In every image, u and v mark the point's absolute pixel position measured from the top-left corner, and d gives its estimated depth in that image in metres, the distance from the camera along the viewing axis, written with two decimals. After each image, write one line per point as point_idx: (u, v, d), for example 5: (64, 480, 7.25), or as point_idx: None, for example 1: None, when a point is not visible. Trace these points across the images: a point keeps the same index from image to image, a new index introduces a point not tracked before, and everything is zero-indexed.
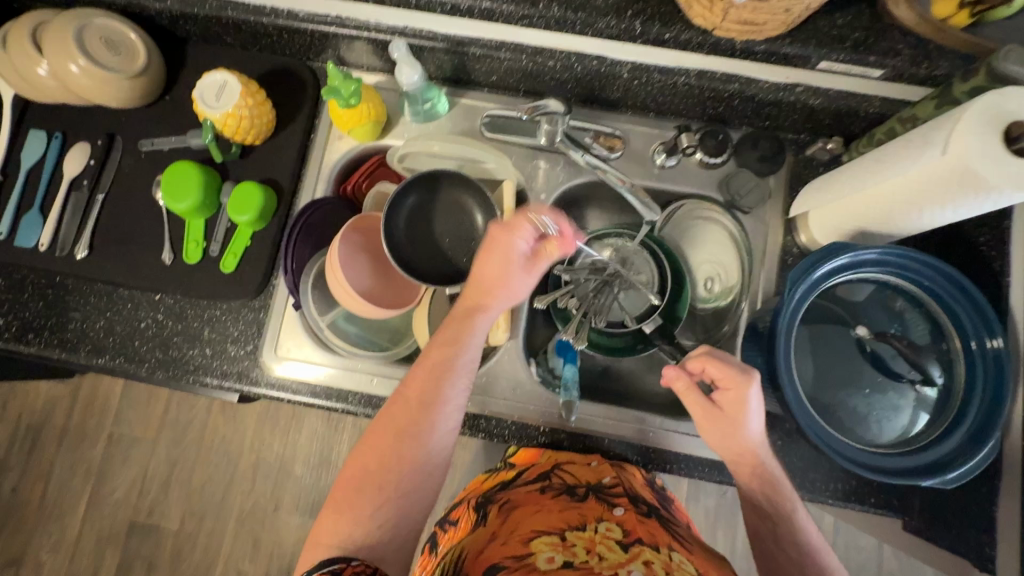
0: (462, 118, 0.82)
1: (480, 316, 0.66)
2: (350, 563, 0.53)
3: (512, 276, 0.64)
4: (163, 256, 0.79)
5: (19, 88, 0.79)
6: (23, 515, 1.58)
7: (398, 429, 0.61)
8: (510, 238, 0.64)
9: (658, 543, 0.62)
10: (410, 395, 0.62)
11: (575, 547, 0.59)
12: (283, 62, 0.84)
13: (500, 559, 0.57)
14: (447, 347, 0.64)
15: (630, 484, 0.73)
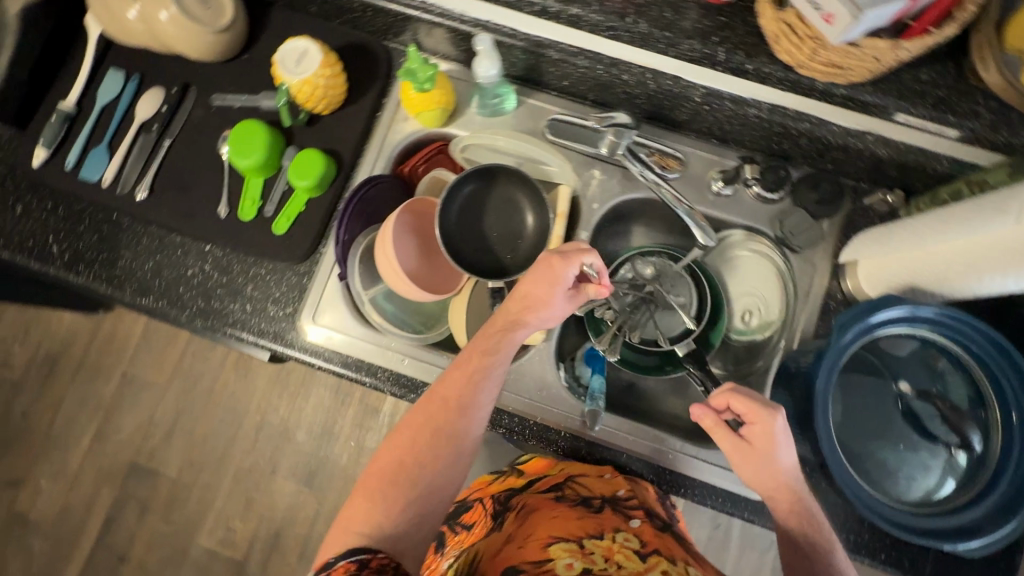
0: (527, 118, 0.83)
1: (519, 329, 0.67)
2: (374, 555, 0.53)
3: (553, 297, 0.66)
4: (219, 209, 0.81)
5: (108, 28, 0.82)
6: (30, 439, 1.61)
7: (431, 431, 0.62)
8: (562, 268, 0.65)
9: (677, 556, 0.64)
10: (443, 398, 0.63)
11: (594, 554, 0.61)
12: (361, 38, 0.86)
13: (518, 563, 0.61)
14: (486, 355, 0.65)
15: (646, 498, 0.74)
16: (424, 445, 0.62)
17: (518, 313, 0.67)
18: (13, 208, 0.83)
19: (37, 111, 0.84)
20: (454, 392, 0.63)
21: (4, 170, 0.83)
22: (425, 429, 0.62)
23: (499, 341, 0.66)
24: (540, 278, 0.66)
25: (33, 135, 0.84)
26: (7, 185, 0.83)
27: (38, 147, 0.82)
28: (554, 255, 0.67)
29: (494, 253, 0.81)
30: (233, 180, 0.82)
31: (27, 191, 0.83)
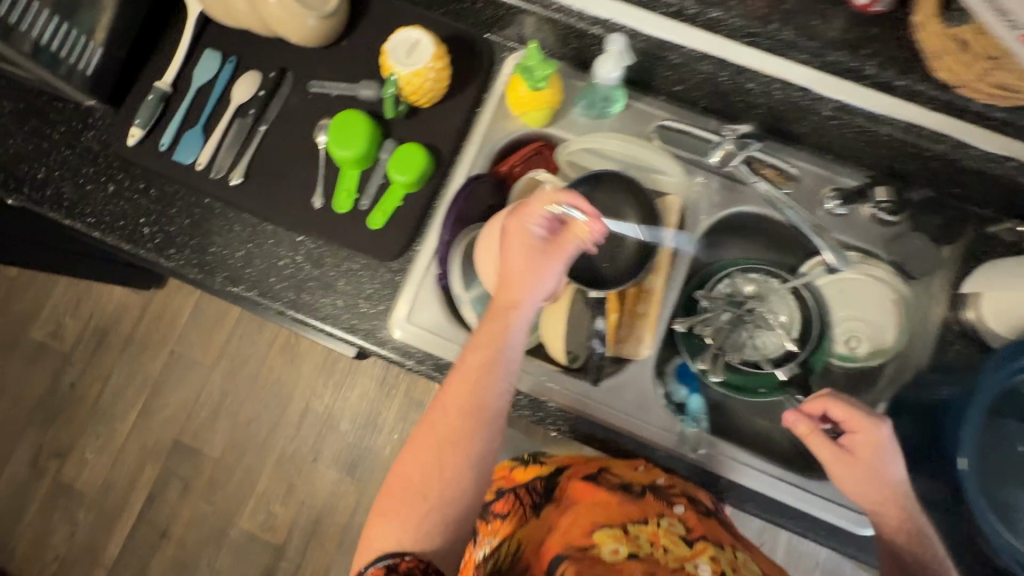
0: (633, 122, 0.80)
1: (515, 314, 0.63)
2: (403, 558, 0.56)
3: (528, 265, 0.63)
4: (313, 201, 0.79)
5: (210, 7, 0.80)
6: (77, 410, 1.62)
7: (444, 438, 0.61)
8: (523, 223, 0.63)
9: (719, 540, 0.66)
10: (453, 402, 0.62)
11: (640, 540, 0.63)
12: (464, 29, 0.83)
13: (564, 551, 0.61)
14: (490, 347, 0.62)
15: (691, 490, 0.74)
16: (431, 455, 0.61)
17: (504, 302, 0.63)
18: (105, 187, 0.81)
19: (131, 88, 0.83)
20: (457, 399, 0.62)
21: (97, 147, 0.82)
22: (431, 440, 0.61)
23: (492, 339, 0.63)
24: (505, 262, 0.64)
25: (128, 114, 0.82)
26: (100, 163, 0.82)
27: (134, 126, 0.81)
28: (562, 242, 0.63)
29: (593, 263, 0.78)
30: (328, 171, 0.80)
31: (120, 170, 0.82)
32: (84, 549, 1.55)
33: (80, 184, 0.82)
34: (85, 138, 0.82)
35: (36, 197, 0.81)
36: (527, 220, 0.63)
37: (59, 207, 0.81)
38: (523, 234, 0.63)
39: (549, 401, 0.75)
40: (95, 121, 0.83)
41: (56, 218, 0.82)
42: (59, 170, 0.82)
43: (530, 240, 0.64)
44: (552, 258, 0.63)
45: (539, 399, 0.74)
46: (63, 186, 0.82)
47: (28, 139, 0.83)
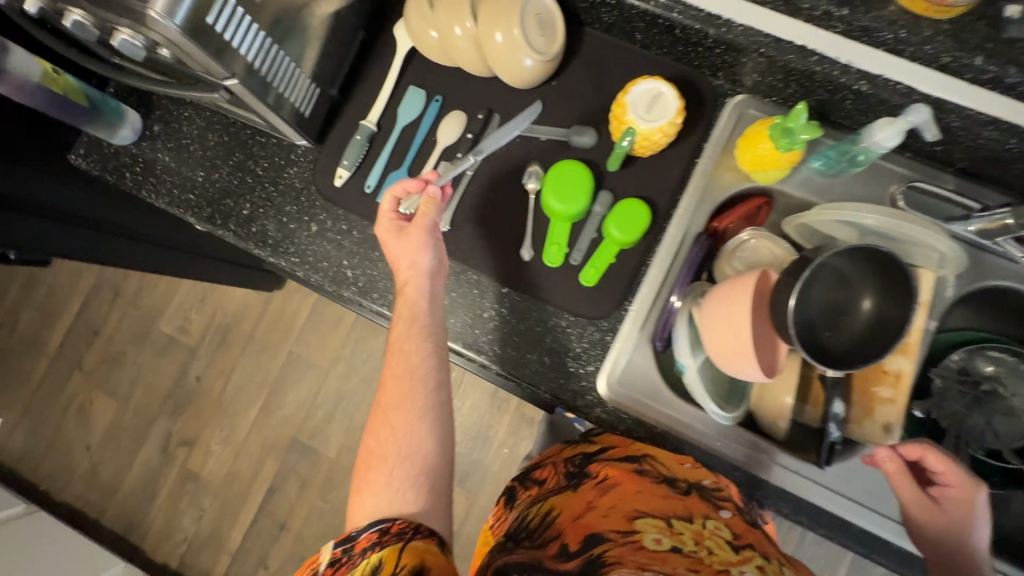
0: (872, 180, 0.73)
1: (410, 288, 0.72)
2: (395, 521, 0.61)
3: (388, 246, 0.72)
4: (523, 252, 0.77)
5: (422, 44, 0.77)
6: (203, 402, 1.69)
7: (384, 403, 0.70)
8: (387, 207, 0.73)
9: (768, 553, 0.63)
10: (391, 371, 0.71)
11: (684, 535, 0.61)
12: (684, 71, 0.77)
13: (605, 531, 0.60)
14: (406, 321, 0.71)
15: (732, 493, 0.71)
16: (388, 420, 0.69)
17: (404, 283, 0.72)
18: (308, 226, 0.81)
19: (334, 125, 0.81)
20: (394, 363, 0.71)
21: (301, 185, 0.81)
22: (381, 403, 0.71)
23: (408, 316, 0.72)
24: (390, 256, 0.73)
25: (332, 151, 0.81)
26: (302, 201, 0.81)
27: (340, 166, 0.80)
28: (416, 223, 0.72)
29: (816, 333, 0.72)
30: (538, 222, 0.77)
31: (322, 209, 0.81)
32: (209, 536, 1.62)
33: (283, 222, 0.81)
34: (288, 175, 0.82)
35: (241, 233, 0.82)
36: (384, 210, 0.73)
37: (264, 244, 0.81)
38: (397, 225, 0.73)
39: (766, 479, 0.72)
40: (299, 158, 0.82)
41: (260, 255, 0.82)
42: (262, 206, 0.82)
43: (395, 218, 0.74)
44: (404, 240, 0.72)
45: (756, 475, 0.73)
46: (266, 223, 0.81)
47: (232, 173, 0.83)
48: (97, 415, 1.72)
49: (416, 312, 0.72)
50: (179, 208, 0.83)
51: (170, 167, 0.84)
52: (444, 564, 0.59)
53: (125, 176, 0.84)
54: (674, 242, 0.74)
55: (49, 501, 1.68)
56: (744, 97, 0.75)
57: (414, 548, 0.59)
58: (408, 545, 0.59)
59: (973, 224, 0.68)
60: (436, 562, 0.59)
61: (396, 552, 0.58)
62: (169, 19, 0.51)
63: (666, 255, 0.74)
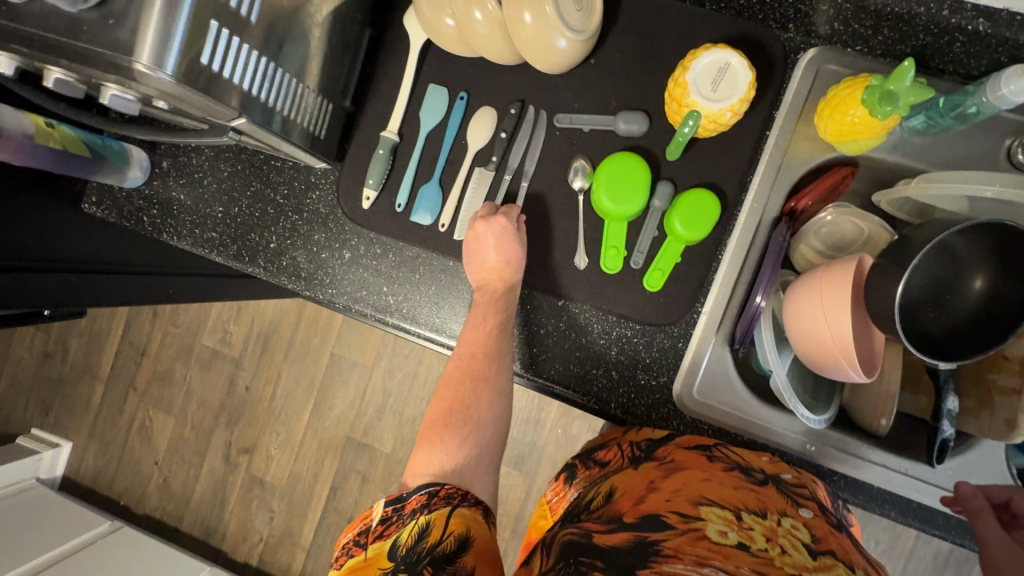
0: (981, 134, 0.63)
1: (505, 291, 0.68)
2: (443, 486, 0.60)
3: (488, 248, 0.66)
4: (576, 260, 0.69)
5: (439, 36, 0.67)
6: (255, 411, 1.71)
7: (464, 380, 0.69)
8: (486, 222, 0.67)
9: (853, 563, 0.53)
10: (473, 351, 0.68)
11: (754, 531, 0.53)
12: (746, 29, 0.66)
13: (663, 512, 0.54)
14: (499, 313, 0.68)
15: (815, 491, 0.62)
16: (464, 391, 0.69)
17: (499, 280, 0.67)
18: (341, 254, 0.75)
19: (352, 140, 0.74)
20: (477, 345, 0.68)
21: (326, 210, 0.75)
22: (456, 372, 0.69)
23: (500, 308, 0.68)
24: (479, 248, 0.67)
25: (354, 170, 0.74)
26: (331, 227, 0.75)
27: (366, 186, 0.73)
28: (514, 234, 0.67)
29: (916, 318, 0.64)
30: (589, 224, 0.69)
31: (353, 233, 0.74)
32: (282, 534, 1.68)
33: (314, 252, 0.75)
34: (311, 200, 0.75)
35: (273, 268, 0.76)
36: (480, 215, 0.68)
37: (297, 278, 0.76)
38: (504, 220, 0.67)
39: (866, 482, 0.67)
40: (319, 181, 0.75)
41: (295, 289, 0.77)
42: (289, 238, 0.76)
43: (493, 222, 0.67)
44: (511, 246, 0.66)
45: (856, 478, 0.67)
46: (297, 255, 0.76)
47: (252, 205, 0.77)
48: (158, 432, 1.77)
49: (510, 303, 0.69)
50: (205, 248, 0.78)
51: (187, 206, 0.78)
52: (488, 536, 0.57)
53: (143, 220, 0.79)
54: (747, 231, 0.66)
55: (129, 515, 1.77)
56: (820, 51, 0.64)
57: (461, 515, 0.58)
58: (455, 511, 0.58)
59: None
60: (482, 531, 0.57)
61: (444, 517, 0.56)
62: (161, 70, 0.44)
63: (739, 248, 0.66)
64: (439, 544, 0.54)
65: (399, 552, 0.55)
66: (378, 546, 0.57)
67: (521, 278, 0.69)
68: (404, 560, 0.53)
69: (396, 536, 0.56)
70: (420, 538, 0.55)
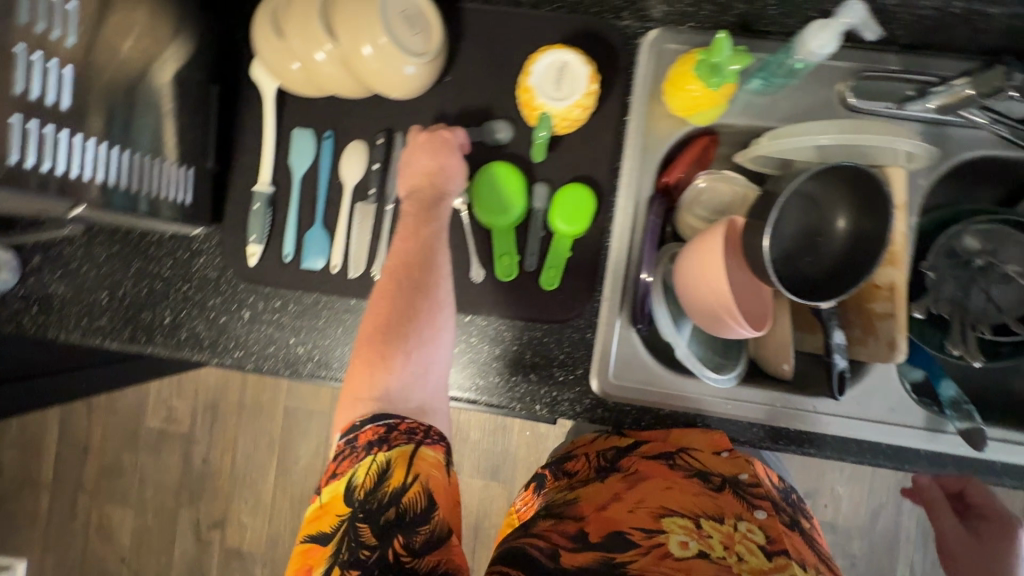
0: (816, 85, 0.67)
1: (439, 203, 0.66)
2: (403, 419, 0.58)
3: (430, 158, 0.65)
4: (472, 274, 0.70)
5: (287, 80, 0.66)
6: (218, 482, 1.65)
7: (398, 293, 0.62)
8: (425, 139, 0.66)
9: (808, 561, 0.55)
10: (405, 262, 0.63)
11: (712, 538, 0.55)
12: (587, 23, 0.68)
13: (628, 529, 0.56)
14: (430, 223, 0.65)
15: (770, 487, 0.65)
16: (398, 301, 0.62)
17: (429, 187, 0.65)
18: (240, 314, 0.73)
19: (228, 199, 0.72)
20: (410, 257, 0.63)
21: (216, 274, 0.73)
22: (387, 281, 0.63)
23: (431, 217, 0.65)
24: (410, 160, 0.66)
25: (235, 228, 0.72)
26: (224, 291, 0.73)
27: (250, 243, 0.71)
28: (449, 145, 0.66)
29: (794, 265, 0.68)
30: (478, 238, 0.70)
31: (248, 292, 0.73)
32: None
33: (213, 319, 0.73)
34: (199, 267, 0.73)
35: (172, 343, 0.74)
36: (414, 135, 0.67)
37: (201, 348, 0.74)
38: (446, 135, 0.66)
39: (783, 427, 0.69)
40: (203, 245, 0.73)
41: (200, 360, 0.74)
42: (184, 309, 0.74)
43: (435, 136, 0.66)
44: (444, 155, 0.65)
45: (773, 428, 0.70)
46: (195, 325, 0.74)
47: (138, 282, 0.74)
48: (119, 527, 1.68)
49: (441, 212, 0.66)
50: (96, 337, 0.75)
51: (69, 297, 0.75)
52: (451, 485, 0.57)
53: (24, 322, 0.75)
54: (626, 215, 0.68)
55: None
56: (658, 33, 0.66)
57: (423, 455, 0.56)
58: (418, 449, 0.56)
59: (934, 101, 0.63)
60: (443, 478, 0.56)
61: (404, 457, 0.55)
62: None
63: (621, 232, 0.68)
64: (402, 487, 0.53)
65: (356, 496, 0.53)
66: (334, 488, 0.55)
67: (454, 190, 0.67)
68: (362, 504, 0.52)
69: (351, 478, 0.54)
70: (380, 476, 0.54)
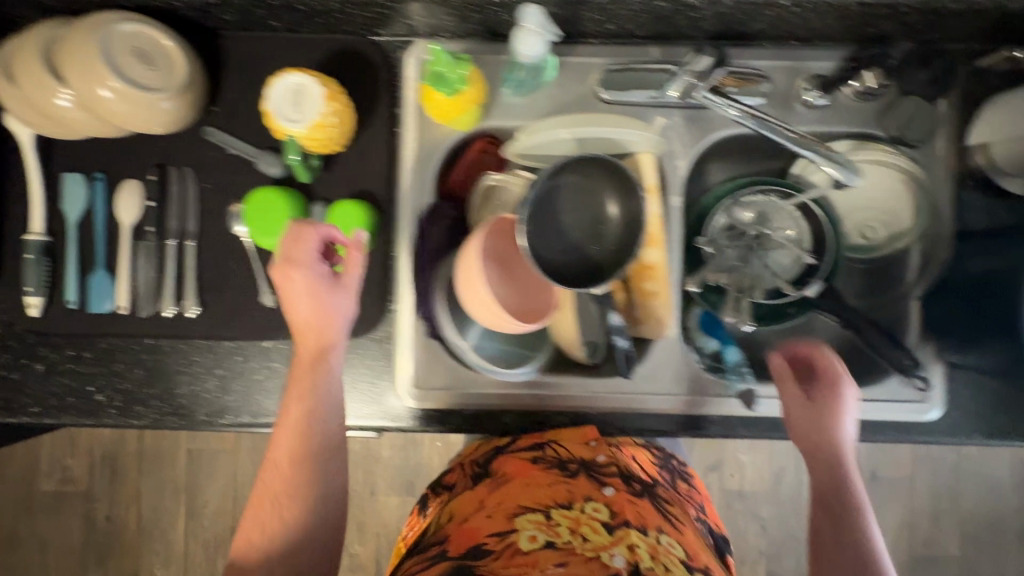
0: (571, 81, 0.70)
1: (330, 359, 0.64)
2: None
3: (320, 301, 0.63)
4: (264, 299, 0.70)
5: (41, 127, 0.65)
6: (125, 538, 1.58)
7: (278, 459, 0.60)
8: (293, 249, 0.62)
9: (646, 527, 0.56)
10: (288, 429, 0.61)
11: (560, 526, 0.53)
12: (347, 41, 0.69)
13: (482, 537, 0.53)
14: (304, 402, 0.61)
15: (625, 466, 0.66)
16: (282, 478, 0.60)
17: (313, 340, 0.63)
18: (30, 369, 0.70)
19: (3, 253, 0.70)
20: (289, 440, 0.61)
21: None
22: (280, 459, 0.61)
23: (313, 378, 0.62)
24: (291, 299, 0.63)
25: (15, 281, 0.70)
26: (10, 346, 0.70)
27: (30, 295, 0.69)
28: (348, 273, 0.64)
29: (581, 251, 0.71)
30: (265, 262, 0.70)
31: (36, 345, 0.70)
32: None
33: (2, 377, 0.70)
34: None
35: None
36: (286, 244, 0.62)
37: None
38: (311, 231, 0.62)
39: (586, 410, 0.71)
40: None
41: None
42: None
43: (310, 265, 0.62)
44: (334, 292, 0.63)
45: (577, 413, 0.71)
46: None
47: None
48: None
49: (329, 367, 0.64)
50: None
51: None
52: None
53: None
54: (407, 225, 0.69)
55: None
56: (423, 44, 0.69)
57: None
58: None
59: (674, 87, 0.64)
60: None
61: None
62: None
63: (405, 243, 0.69)
64: None
65: None
66: None
67: (336, 343, 0.64)
68: None
69: None
70: None
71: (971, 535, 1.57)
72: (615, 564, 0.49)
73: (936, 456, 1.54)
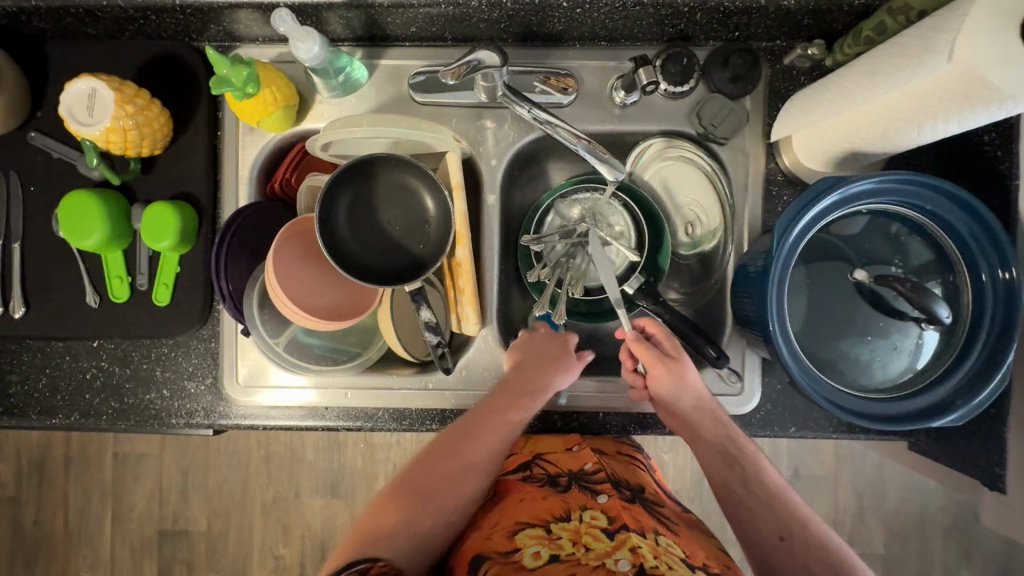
0: (387, 83, 0.71)
1: (514, 422, 0.65)
2: (376, 563, 0.53)
3: (545, 380, 0.67)
4: (88, 299, 0.71)
5: None
6: (53, 541, 1.54)
7: (429, 474, 0.62)
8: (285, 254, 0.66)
9: (646, 527, 0.60)
10: (480, 446, 0.63)
11: (561, 539, 0.59)
12: (166, 47, 0.70)
13: (486, 553, 0.59)
14: (502, 429, 0.64)
15: (614, 469, 0.67)
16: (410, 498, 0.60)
17: (525, 402, 0.66)
18: None
19: None
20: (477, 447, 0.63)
21: None
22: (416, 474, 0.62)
23: (508, 425, 0.65)
24: (300, 290, 0.66)
25: None
26: None
27: None
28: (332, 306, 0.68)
29: (406, 250, 0.71)
30: (89, 264, 0.71)
31: None
32: None
33: None
34: None
35: None
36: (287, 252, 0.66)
37: None
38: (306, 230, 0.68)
39: (407, 408, 0.73)
40: None
41: None
42: None
43: (301, 291, 0.66)
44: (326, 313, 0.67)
45: (402, 411, 0.73)
46: None
47: None
48: None
49: (513, 426, 0.65)
50: None
51: None
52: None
53: None
54: None
55: None
56: (245, 50, 0.71)
57: None
58: None
59: (449, 77, 0.61)
60: None
61: None
62: None
63: None
64: None
65: None
66: None
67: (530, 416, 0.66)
68: None
69: None
70: None
71: (899, 533, 1.40)
72: (621, 568, 0.53)
73: (857, 452, 1.37)
